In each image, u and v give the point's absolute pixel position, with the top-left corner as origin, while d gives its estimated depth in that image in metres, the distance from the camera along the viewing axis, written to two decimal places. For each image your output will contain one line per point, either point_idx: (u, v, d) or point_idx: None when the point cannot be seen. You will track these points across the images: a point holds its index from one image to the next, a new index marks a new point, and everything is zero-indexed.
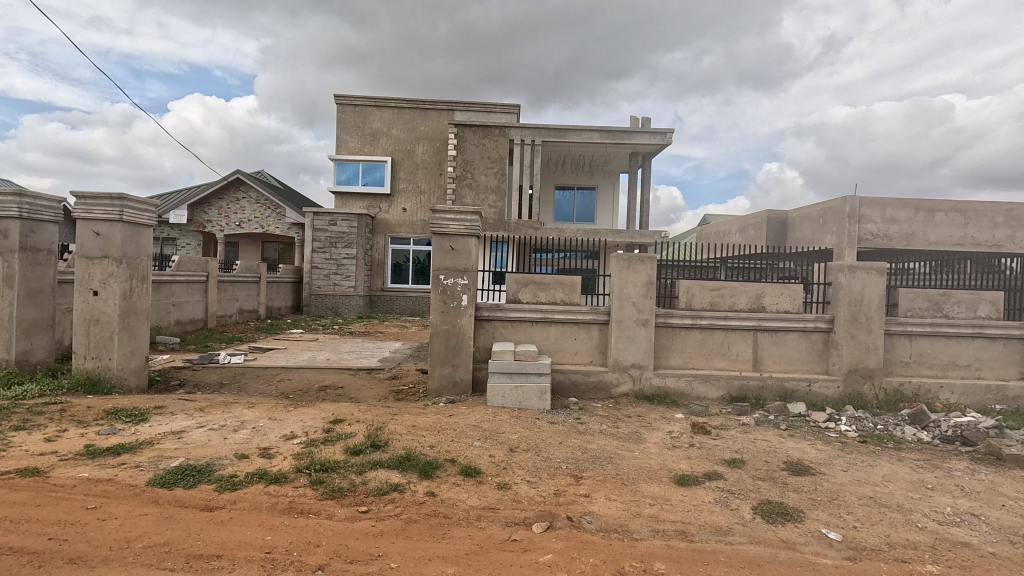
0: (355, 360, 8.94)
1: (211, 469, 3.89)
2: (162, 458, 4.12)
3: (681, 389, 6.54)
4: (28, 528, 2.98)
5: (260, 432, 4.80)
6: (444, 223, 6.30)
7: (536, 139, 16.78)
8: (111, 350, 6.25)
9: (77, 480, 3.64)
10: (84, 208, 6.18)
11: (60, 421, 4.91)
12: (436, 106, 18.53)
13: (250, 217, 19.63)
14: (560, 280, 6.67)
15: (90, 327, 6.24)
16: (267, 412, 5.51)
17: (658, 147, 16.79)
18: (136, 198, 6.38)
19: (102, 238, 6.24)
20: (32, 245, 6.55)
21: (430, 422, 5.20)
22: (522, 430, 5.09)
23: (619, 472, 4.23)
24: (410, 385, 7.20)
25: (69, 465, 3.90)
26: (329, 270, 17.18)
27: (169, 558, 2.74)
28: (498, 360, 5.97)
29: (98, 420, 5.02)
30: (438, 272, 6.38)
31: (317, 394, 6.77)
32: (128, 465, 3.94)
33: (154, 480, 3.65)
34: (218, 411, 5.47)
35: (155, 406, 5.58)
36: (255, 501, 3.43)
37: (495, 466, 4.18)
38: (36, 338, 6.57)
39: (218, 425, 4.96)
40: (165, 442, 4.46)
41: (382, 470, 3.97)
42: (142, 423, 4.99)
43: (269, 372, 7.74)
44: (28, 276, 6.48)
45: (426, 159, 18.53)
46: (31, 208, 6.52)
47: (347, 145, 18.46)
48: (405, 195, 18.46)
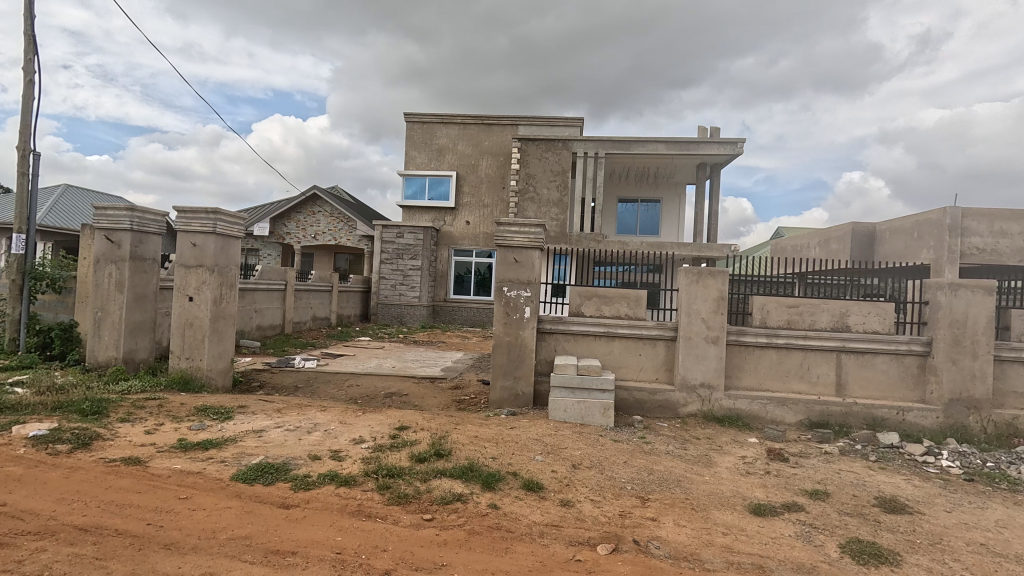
0: (419, 368, 9.20)
1: (287, 468, 4.11)
2: (244, 454, 4.40)
3: (755, 412, 6.18)
4: (131, 513, 3.27)
5: (331, 435, 5.01)
6: (509, 235, 6.39)
7: (600, 152, 16.69)
8: (202, 352, 6.78)
9: (172, 471, 3.96)
10: (185, 222, 6.80)
11: (158, 415, 5.38)
12: (500, 121, 18.90)
13: (325, 229, 20.80)
14: (624, 293, 6.54)
15: (186, 330, 6.81)
16: (338, 416, 5.75)
17: (728, 157, 16.15)
18: (228, 212, 6.93)
19: (198, 249, 6.83)
20: (140, 255, 7.26)
21: (492, 433, 5.21)
22: (585, 447, 4.99)
23: (688, 497, 4.03)
24: (472, 396, 7.27)
25: (165, 457, 4.25)
26: (395, 280, 17.83)
27: (250, 551, 2.90)
28: (561, 374, 5.87)
29: (190, 416, 5.44)
30: (501, 284, 6.42)
31: (383, 401, 7.00)
32: (215, 460, 4.24)
33: (237, 475, 3.89)
34: (295, 413, 5.77)
35: (239, 405, 5.96)
36: (326, 502, 3.57)
37: (557, 482, 4.12)
38: (140, 339, 7.26)
39: (294, 427, 5.23)
40: (247, 440, 4.76)
41: (446, 479, 4.02)
42: (227, 421, 5.36)
43: (339, 378, 8.10)
44: (135, 282, 7.18)
45: (489, 173, 18.88)
46: (140, 221, 7.23)
47: (416, 160, 19.20)
48: (469, 208, 18.88)
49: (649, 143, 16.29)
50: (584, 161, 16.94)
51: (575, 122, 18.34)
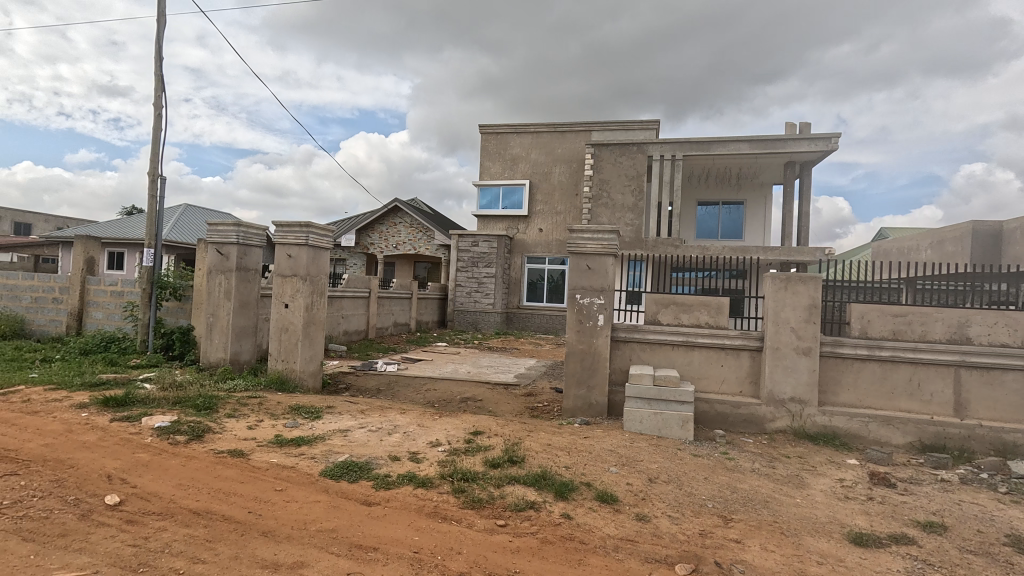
0: (493, 374, 9.34)
1: (369, 467, 4.33)
2: (332, 452, 4.70)
3: (855, 431, 5.65)
4: (236, 501, 3.60)
5: (410, 437, 5.22)
6: (582, 242, 6.34)
7: (677, 154, 16.13)
8: (296, 354, 7.34)
9: (270, 464, 4.31)
10: (282, 235, 7.43)
11: (258, 412, 5.89)
12: (573, 128, 18.86)
13: (405, 239, 21.82)
14: (704, 301, 6.26)
15: (282, 335, 7.41)
16: (416, 418, 5.98)
17: (821, 153, 14.99)
18: (319, 225, 7.48)
19: (293, 260, 7.43)
20: (245, 265, 8.01)
21: (566, 442, 5.17)
22: (662, 460, 4.81)
23: (778, 520, 3.75)
24: (545, 403, 7.26)
25: (264, 451, 4.65)
26: (470, 287, 18.28)
27: (336, 543, 3.09)
28: (636, 384, 5.70)
29: (285, 414, 5.91)
30: (574, 291, 6.38)
31: (458, 405, 7.19)
32: (306, 456, 4.57)
33: (325, 472, 4.16)
34: (377, 414, 6.08)
35: (328, 406, 6.38)
36: (405, 502, 3.72)
37: (632, 495, 4.00)
38: (244, 342, 8.00)
39: (376, 428, 5.51)
40: (334, 438, 5.08)
41: (519, 486, 4.04)
42: (317, 419, 5.76)
43: (417, 382, 8.42)
44: (241, 290, 7.94)
45: (562, 180, 18.86)
46: (245, 235, 7.99)
47: (490, 170, 19.64)
48: (542, 216, 18.96)
49: (730, 142, 15.50)
50: (659, 164, 16.51)
51: (650, 125, 17.89)
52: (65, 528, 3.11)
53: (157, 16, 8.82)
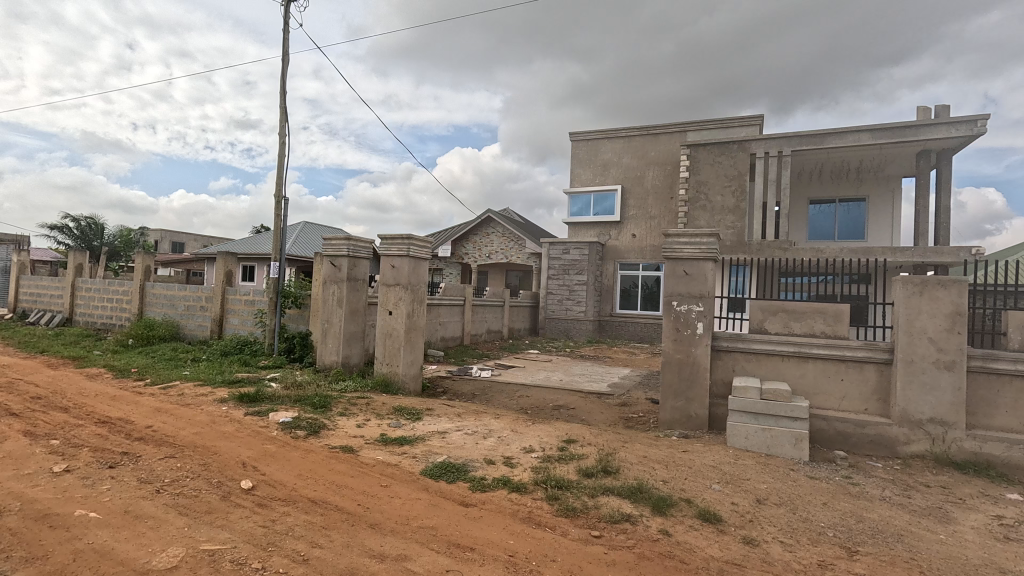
0: (586, 383, 9.22)
1: (466, 469, 4.47)
2: (431, 452, 4.93)
3: (1016, 461, 4.82)
4: (348, 493, 3.90)
5: (504, 442, 5.32)
6: (678, 247, 6.10)
7: (784, 149, 14.95)
8: (399, 359, 7.81)
9: (377, 461, 4.62)
10: (386, 247, 7.97)
11: (366, 412, 6.34)
12: (667, 129, 18.22)
13: (498, 249, 22.38)
14: (819, 308, 5.72)
15: (387, 340, 7.93)
16: (510, 424, 6.08)
17: (963, 139, 13.10)
18: (419, 237, 7.93)
19: (396, 270, 7.93)
20: (354, 276, 8.70)
21: (663, 455, 4.96)
22: (772, 480, 4.44)
23: (915, 557, 3.29)
24: (641, 414, 7.03)
25: (371, 448, 4.99)
26: (562, 295, 18.27)
27: (436, 541, 3.22)
28: (741, 398, 5.32)
29: (389, 414, 6.31)
30: (670, 298, 6.13)
31: (551, 413, 7.19)
32: (408, 455, 4.84)
33: (426, 471, 4.37)
34: (472, 418, 6.27)
35: (427, 408, 6.70)
36: (500, 505, 3.79)
37: (738, 516, 3.74)
38: (353, 346, 8.67)
39: (471, 431, 5.69)
40: (434, 439, 5.33)
41: (614, 497, 3.95)
42: (418, 421, 6.07)
43: (511, 388, 8.56)
44: (350, 299, 8.62)
45: (656, 183, 18.27)
46: (354, 248, 8.68)
47: (581, 177, 19.55)
48: (635, 221, 18.48)
49: (848, 134, 14.08)
50: (763, 161, 15.41)
51: (753, 120, 16.77)
52: (211, 506, 3.57)
53: (281, 55, 9.93)
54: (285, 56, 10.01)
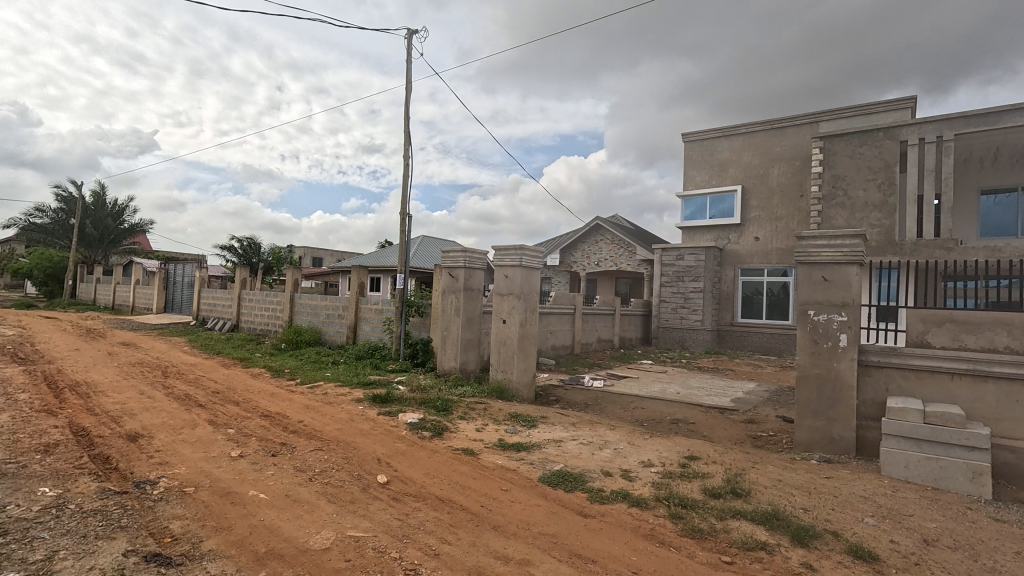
0: (707, 397, 8.68)
1: (583, 479, 4.45)
2: (548, 460, 4.99)
3: None
4: (471, 494, 4.08)
5: (622, 454, 5.20)
6: (815, 250, 5.53)
7: (944, 134, 12.96)
8: (513, 366, 8.01)
9: (496, 465, 4.78)
10: (501, 258, 8.27)
11: (484, 417, 6.59)
12: (795, 121, 16.66)
13: (607, 256, 22.08)
14: (1000, 319, 4.86)
15: (501, 348, 8.19)
16: (626, 436, 5.94)
17: None
18: (531, 247, 8.10)
19: (509, 279, 8.18)
20: (470, 285, 9.11)
21: (801, 480, 4.51)
22: (942, 519, 3.81)
23: None
24: (772, 433, 6.45)
25: (491, 452, 5.18)
26: (676, 303, 17.45)
27: (557, 549, 3.24)
28: (899, 421, 4.65)
29: (506, 420, 6.49)
30: (806, 307, 5.57)
31: (669, 426, 6.88)
32: (526, 461, 4.94)
33: (544, 478, 4.43)
34: (587, 428, 6.23)
35: (542, 416, 6.79)
36: (619, 519, 3.72)
37: (899, 557, 3.26)
38: (470, 353, 9.07)
39: (587, 441, 5.65)
40: (550, 447, 5.38)
41: (745, 521, 3.67)
42: (533, 428, 6.17)
43: (625, 399, 8.34)
44: (467, 308, 9.05)
45: (782, 181, 16.76)
46: (471, 259, 9.10)
47: (696, 179, 18.59)
48: (758, 223, 17.11)
49: None
50: (915, 149, 13.52)
51: (903, 103, 14.72)
52: (354, 496, 3.97)
53: (405, 85, 10.83)
54: (408, 85, 10.89)
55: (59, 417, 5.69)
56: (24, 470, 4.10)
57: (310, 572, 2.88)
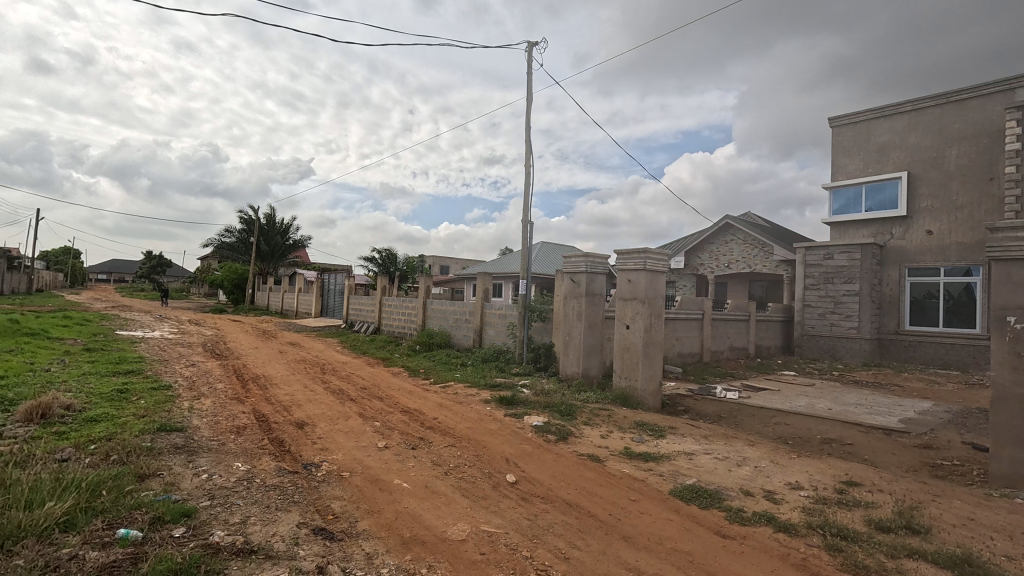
0: (866, 415, 7.59)
1: (720, 496, 4.16)
2: (679, 473, 4.75)
3: None
4: (598, 501, 4.04)
5: (763, 473, 4.77)
6: (1014, 244, 4.56)
7: None
8: (638, 373, 7.77)
9: (623, 474, 4.67)
10: (623, 262, 8.10)
11: (609, 424, 6.48)
12: (980, 91, 13.96)
13: (739, 258, 20.50)
14: None
15: (625, 354, 8.00)
16: (768, 454, 5.43)
17: None
18: (656, 250, 7.81)
19: (632, 284, 7.97)
20: (592, 290, 9.05)
21: (1001, 522, 3.73)
22: None
23: None
24: (957, 462, 5.44)
25: (617, 460, 5.07)
26: (825, 308, 15.59)
27: (693, 568, 3.07)
28: None
29: (632, 428, 6.32)
30: (1002, 313, 4.62)
31: (820, 446, 6.14)
32: (655, 472, 4.76)
33: (675, 491, 4.22)
34: (722, 442, 5.81)
35: (670, 426, 6.48)
36: (764, 544, 3.40)
37: None
38: (592, 358, 8.99)
39: (722, 456, 5.27)
40: (680, 459, 5.12)
41: (926, 564, 3.13)
42: (662, 438, 5.92)
43: (765, 413, 7.63)
44: (589, 313, 8.99)
45: (963, 163, 14.11)
46: (592, 264, 9.03)
47: (847, 168, 16.43)
48: (929, 214, 14.61)
49: None
50: None
51: None
52: (485, 492, 4.15)
53: (526, 96, 11.14)
54: (529, 96, 11.19)
55: (246, 404, 6.77)
56: (223, 447, 4.95)
57: (449, 560, 3.08)
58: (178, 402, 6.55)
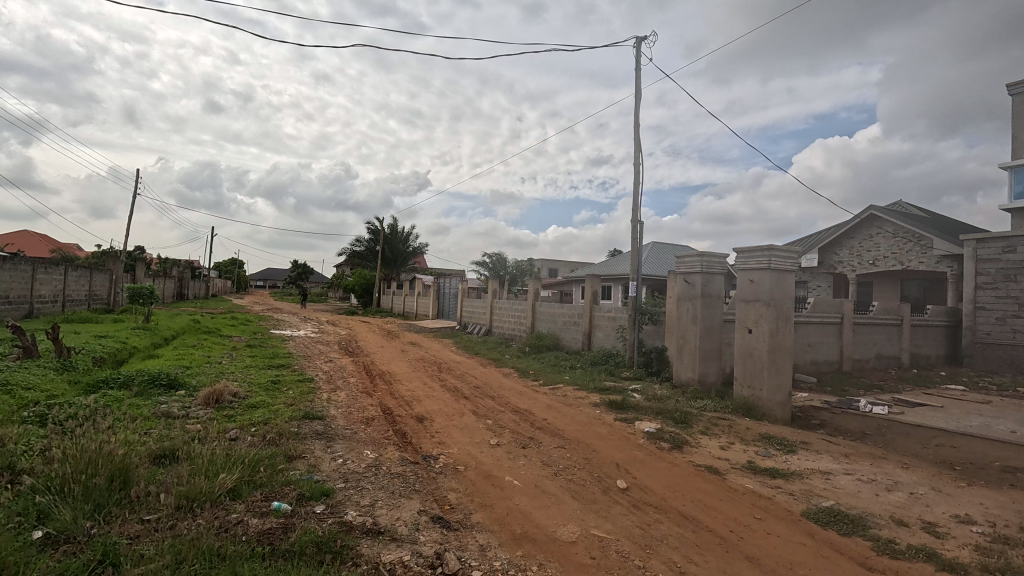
0: None
1: (865, 523, 3.67)
2: (813, 493, 4.28)
3: None
4: (718, 516, 3.79)
5: (921, 501, 4.12)
6: None
7: None
8: (762, 381, 7.15)
9: (746, 489, 4.33)
10: (744, 261, 7.53)
11: (730, 435, 6.05)
12: None
13: (887, 253, 17.92)
14: None
15: (747, 360, 7.42)
16: (928, 480, 4.68)
17: None
18: (782, 247, 7.15)
19: (755, 285, 7.37)
20: (708, 292, 8.52)
21: None
22: None
23: None
24: None
25: (739, 474, 4.71)
26: (1006, 310, 13.03)
27: None
28: None
29: (756, 441, 5.83)
30: None
31: (1000, 475, 5.15)
32: (784, 490, 4.34)
33: (809, 513, 3.82)
34: (867, 463, 5.13)
35: (802, 441, 5.87)
36: None
37: None
38: (710, 364, 8.46)
39: (868, 478, 4.65)
40: (814, 478, 4.62)
41: None
42: (792, 454, 5.38)
43: (923, 433, 6.58)
44: (706, 316, 8.48)
45: None
46: (708, 263, 8.50)
47: None
48: None
49: None
50: None
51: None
52: (596, 496, 4.10)
53: (634, 93, 10.84)
54: (637, 92, 10.88)
55: (374, 398, 7.42)
56: (356, 436, 5.48)
57: (559, 560, 3.09)
58: (318, 393, 7.38)
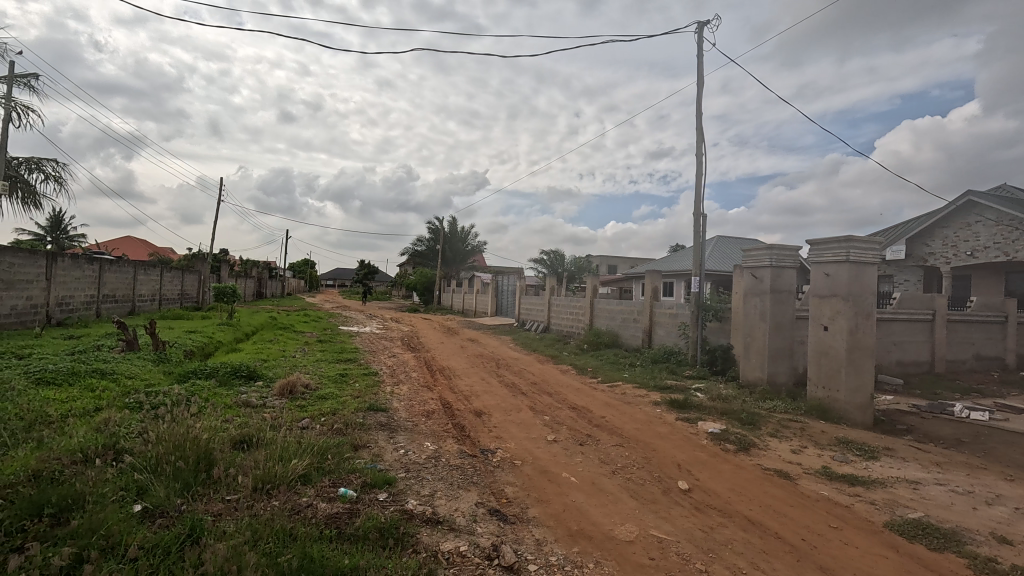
0: None
1: (959, 539, 3.34)
2: (898, 504, 3.94)
3: None
4: (788, 523, 3.57)
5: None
6: None
7: None
8: (839, 382, 6.67)
9: (820, 496, 4.05)
10: (818, 253, 7.05)
11: (802, 438, 5.69)
12: None
13: (989, 243, 16.15)
14: None
15: (822, 359, 6.95)
16: None
17: None
18: (862, 238, 6.63)
19: (830, 279, 6.90)
20: (778, 287, 8.05)
21: None
22: None
23: None
24: None
25: (812, 480, 4.42)
26: None
27: None
28: None
29: (832, 445, 5.45)
30: None
31: None
32: (863, 499, 4.02)
33: (892, 524, 3.52)
34: (962, 473, 4.66)
35: (885, 447, 5.43)
36: None
37: None
38: (780, 364, 7.99)
39: (964, 490, 4.22)
40: (899, 488, 4.25)
41: None
42: (873, 460, 4.99)
43: None
44: (775, 312, 8.03)
45: None
46: (778, 257, 8.04)
47: None
48: None
49: None
50: None
51: None
52: (655, 496, 3.99)
53: (696, 81, 10.42)
54: (700, 80, 10.46)
55: (434, 392, 7.64)
56: (416, 428, 5.66)
57: (616, 559, 3.04)
58: (382, 386, 7.70)
